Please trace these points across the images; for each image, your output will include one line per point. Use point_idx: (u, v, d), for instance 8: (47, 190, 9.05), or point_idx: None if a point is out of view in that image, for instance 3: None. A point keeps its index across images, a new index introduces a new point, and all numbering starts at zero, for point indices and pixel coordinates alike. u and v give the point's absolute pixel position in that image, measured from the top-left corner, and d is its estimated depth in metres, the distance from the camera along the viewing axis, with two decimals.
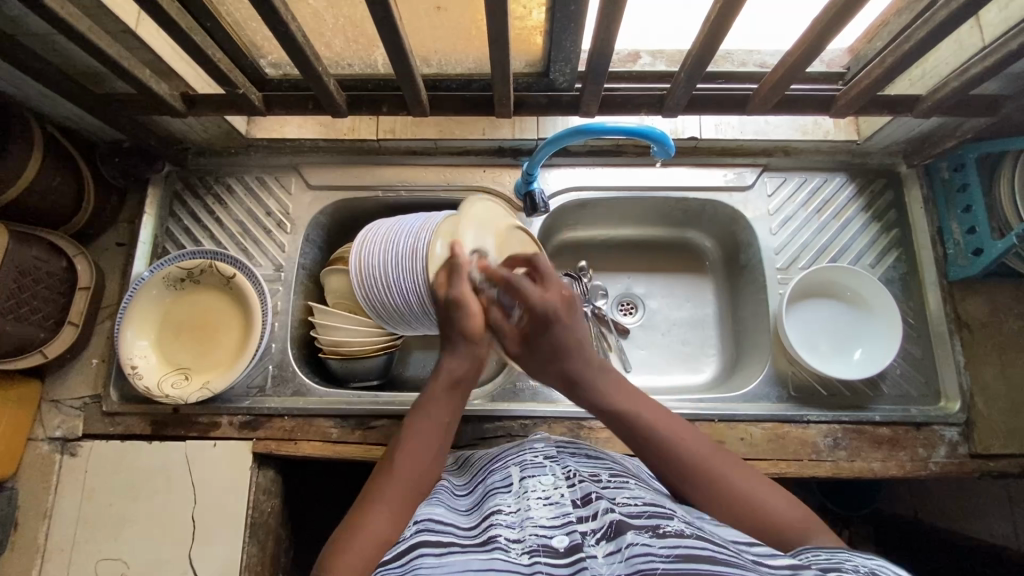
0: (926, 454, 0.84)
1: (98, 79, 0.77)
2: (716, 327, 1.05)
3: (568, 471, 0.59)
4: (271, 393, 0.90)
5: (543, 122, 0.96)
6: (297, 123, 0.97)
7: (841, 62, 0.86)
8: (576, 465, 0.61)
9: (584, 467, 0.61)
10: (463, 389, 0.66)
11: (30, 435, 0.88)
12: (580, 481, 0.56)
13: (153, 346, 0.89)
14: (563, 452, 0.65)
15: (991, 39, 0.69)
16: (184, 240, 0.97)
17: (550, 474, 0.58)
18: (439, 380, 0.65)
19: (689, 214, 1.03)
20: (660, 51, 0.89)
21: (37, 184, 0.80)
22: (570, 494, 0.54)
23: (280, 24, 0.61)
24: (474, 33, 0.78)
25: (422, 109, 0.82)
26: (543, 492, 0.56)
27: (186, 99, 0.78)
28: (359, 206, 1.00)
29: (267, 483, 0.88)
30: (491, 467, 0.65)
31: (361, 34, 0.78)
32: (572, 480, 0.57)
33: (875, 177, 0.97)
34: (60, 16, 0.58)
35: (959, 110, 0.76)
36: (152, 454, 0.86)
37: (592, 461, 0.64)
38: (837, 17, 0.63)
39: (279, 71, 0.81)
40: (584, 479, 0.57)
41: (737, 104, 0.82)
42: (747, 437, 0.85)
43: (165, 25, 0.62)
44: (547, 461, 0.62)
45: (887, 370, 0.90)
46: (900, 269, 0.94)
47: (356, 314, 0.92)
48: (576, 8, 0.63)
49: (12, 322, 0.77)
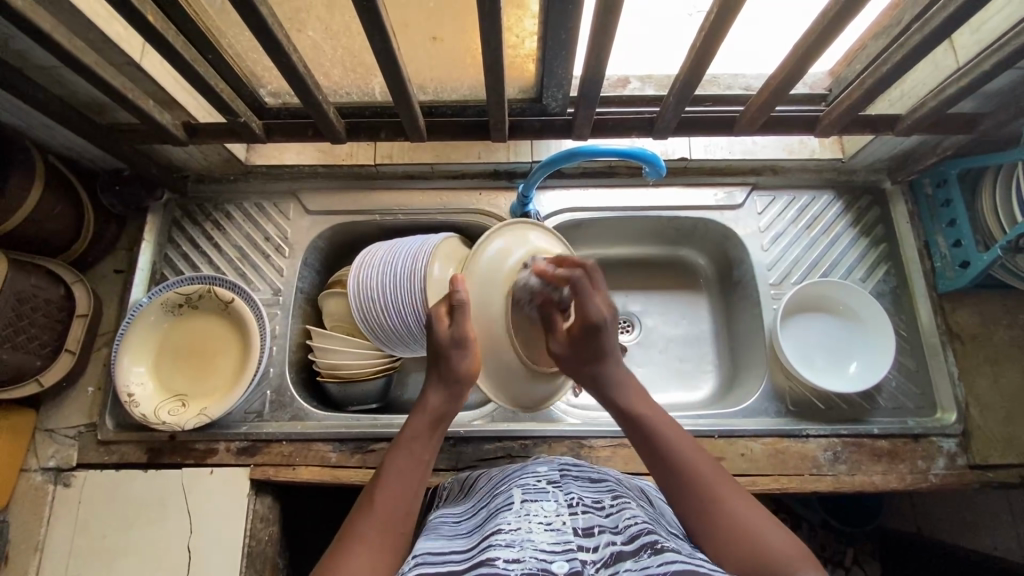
0: (926, 466, 0.85)
1: (102, 110, 0.78)
2: (712, 344, 1.05)
3: (570, 497, 0.58)
4: (269, 418, 0.89)
5: (537, 145, 0.99)
6: (296, 149, 0.99)
7: (824, 84, 0.89)
8: (579, 491, 0.59)
9: (587, 492, 0.59)
10: (439, 422, 0.65)
11: (23, 466, 0.86)
12: (582, 509, 0.55)
13: (150, 372, 0.88)
14: (566, 477, 0.63)
15: (966, 59, 0.72)
16: (182, 266, 0.97)
17: (553, 500, 0.57)
18: (420, 416, 0.65)
19: (681, 233, 1.05)
20: (649, 77, 0.90)
21: (37, 212, 0.81)
22: (572, 521, 0.54)
23: (282, 55, 0.63)
24: (469, 62, 0.81)
25: (420, 133, 0.84)
26: (545, 518, 0.54)
27: (188, 128, 0.80)
28: (356, 230, 1.01)
29: (264, 510, 0.87)
30: (494, 494, 0.63)
31: (359, 64, 0.81)
32: (575, 508, 0.56)
33: (862, 194, 0.99)
34: (68, 50, 0.60)
35: (937, 128, 0.79)
36: (147, 482, 0.85)
37: (595, 485, 0.62)
38: (817, 43, 0.66)
39: (279, 100, 0.83)
40: (587, 507, 0.56)
41: (725, 125, 0.85)
42: (747, 453, 0.85)
43: (172, 57, 0.64)
44: (551, 486, 0.60)
45: (883, 383, 0.91)
46: (891, 282, 0.95)
47: (354, 337, 0.93)
48: (568, 35, 0.66)
49: (9, 350, 0.78)
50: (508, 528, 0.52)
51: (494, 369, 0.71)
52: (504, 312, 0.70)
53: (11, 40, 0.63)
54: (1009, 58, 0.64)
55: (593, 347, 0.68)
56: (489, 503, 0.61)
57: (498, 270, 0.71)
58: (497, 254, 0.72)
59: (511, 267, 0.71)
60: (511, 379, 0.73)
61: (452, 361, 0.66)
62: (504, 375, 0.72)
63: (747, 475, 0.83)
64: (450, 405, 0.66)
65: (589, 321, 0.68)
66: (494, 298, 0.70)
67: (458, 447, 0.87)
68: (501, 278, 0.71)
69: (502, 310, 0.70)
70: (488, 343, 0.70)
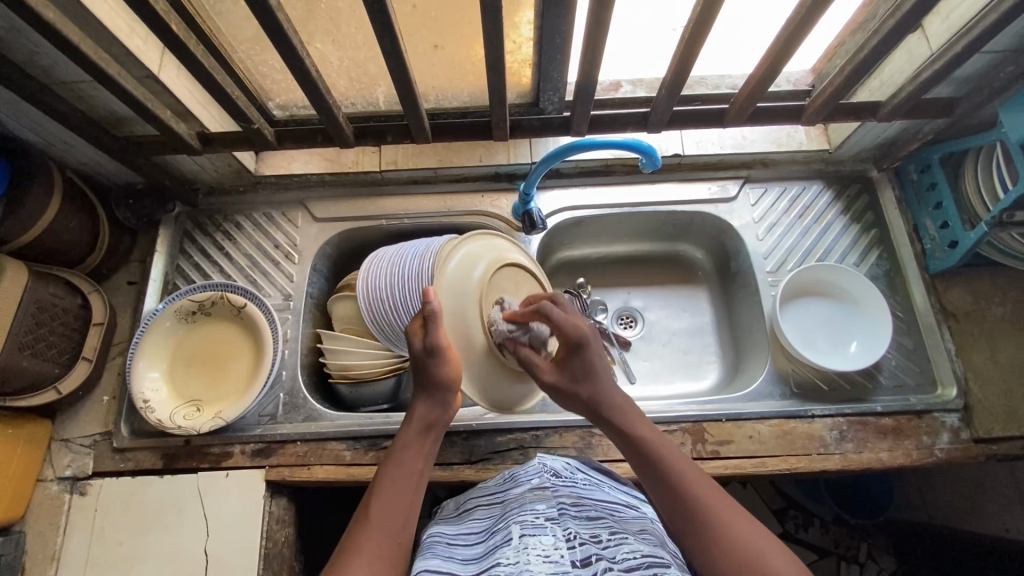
0: (931, 442, 0.86)
1: (120, 123, 0.82)
2: (715, 334, 1.08)
3: (568, 532, 0.58)
4: (283, 420, 0.90)
5: (536, 146, 1.02)
6: (303, 159, 1.03)
7: (806, 81, 0.93)
8: (577, 526, 0.59)
9: (585, 527, 0.59)
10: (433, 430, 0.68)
11: (39, 476, 0.87)
12: (580, 542, 0.55)
13: (166, 379, 0.90)
14: (564, 512, 0.62)
15: (937, 46, 0.77)
16: (194, 275, 1.00)
17: (550, 534, 0.57)
18: (411, 426, 0.68)
19: (679, 228, 1.08)
20: (639, 80, 0.97)
21: (55, 224, 0.84)
22: (570, 554, 0.54)
23: (296, 59, 0.67)
24: (469, 67, 0.86)
25: (424, 136, 0.87)
26: (543, 550, 0.55)
27: (202, 138, 0.84)
28: (363, 235, 1.04)
29: (280, 512, 0.87)
30: (492, 528, 0.64)
31: (364, 73, 0.85)
32: (572, 542, 0.56)
33: (850, 183, 1.03)
34: (95, 61, 0.63)
35: (917, 113, 0.83)
36: (164, 487, 0.86)
37: (594, 520, 0.61)
38: (796, 35, 0.70)
39: (286, 112, 0.88)
40: (585, 541, 0.56)
41: (716, 118, 0.89)
42: (755, 434, 0.87)
43: (192, 67, 0.68)
44: (549, 521, 0.60)
45: (882, 361, 0.93)
46: (883, 265, 0.99)
47: (364, 338, 0.95)
48: (562, 39, 0.70)
49: (29, 357, 0.79)
50: (507, 561, 0.53)
51: (479, 374, 0.73)
52: (480, 313, 0.73)
53: (38, 55, 0.67)
54: (977, 41, 0.69)
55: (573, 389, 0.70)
56: (487, 536, 0.62)
57: (464, 280, 0.74)
58: (464, 265, 0.75)
59: (481, 273, 0.75)
60: (494, 377, 0.75)
61: (432, 372, 0.67)
62: (486, 376, 0.74)
63: (756, 456, 0.85)
64: (443, 414, 0.70)
65: (569, 342, 0.70)
66: (467, 302, 0.73)
67: (471, 440, 0.88)
68: (471, 287, 0.74)
69: (476, 311, 0.73)
70: (465, 350, 0.72)
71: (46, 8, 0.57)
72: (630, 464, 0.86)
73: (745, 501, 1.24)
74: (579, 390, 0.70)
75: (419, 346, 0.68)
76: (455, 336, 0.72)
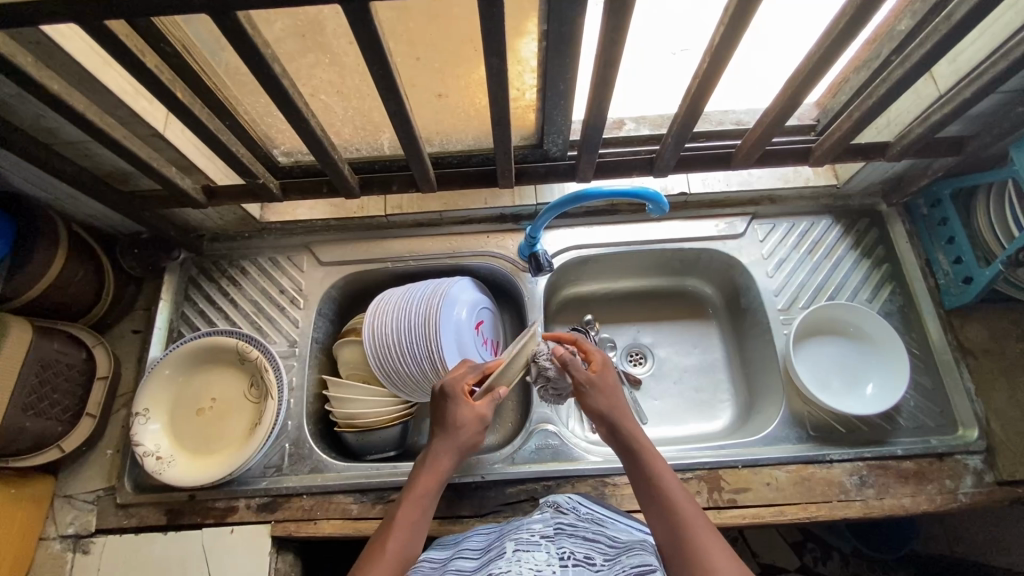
0: (954, 486, 0.84)
1: (126, 178, 0.82)
2: (726, 371, 1.06)
3: (562, 550, 0.58)
4: (289, 472, 0.89)
5: (541, 188, 1.02)
6: (308, 205, 1.03)
7: (812, 116, 0.92)
8: (571, 546, 0.60)
9: (580, 548, 0.60)
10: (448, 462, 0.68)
11: (42, 534, 0.86)
12: (573, 562, 0.56)
13: (171, 449, 0.87)
14: (560, 532, 0.63)
15: (946, 87, 0.76)
16: (199, 322, 0.99)
17: (545, 550, 0.58)
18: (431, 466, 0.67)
19: (686, 264, 1.07)
20: (643, 117, 0.96)
21: (60, 280, 0.84)
22: (564, 570, 0.54)
23: (302, 120, 0.67)
24: (474, 114, 0.85)
25: (431, 185, 0.87)
26: (536, 564, 0.55)
27: (207, 191, 0.84)
28: (369, 278, 1.04)
29: (287, 568, 0.85)
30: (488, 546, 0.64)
31: (369, 122, 0.85)
32: (566, 560, 0.56)
33: (859, 217, 1.02)
34: (101, 128, 0.64)
35: (926, 152, 0.82)
36: (167, 545, 0.84)
37: (589, 543, 0.62)
38: (807, 79, 0.69)
39: (291, 159, 0.88)
40: (579, 562, 0.56)
41: (722, 159, 0.89)
42: (773, 481, 0.85)
43: (198, 129, 0.68)
44: (544, 539, 0.61)
45: (901, 402, 0.91)
46: (897, 301, 0.97)
47: (371, 385, 0.93)
48: (565, 86, 0.70)
49: (32, 417, 0.79)
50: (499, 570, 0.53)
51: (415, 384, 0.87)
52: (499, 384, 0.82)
53: (43, 119, 0.68)
54: (985, 87, 0.68)
55: (607, 385, 0.73)
56: (482, 552, 0.62)
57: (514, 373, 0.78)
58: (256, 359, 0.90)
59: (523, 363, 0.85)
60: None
61: (450, 410, 0.71)
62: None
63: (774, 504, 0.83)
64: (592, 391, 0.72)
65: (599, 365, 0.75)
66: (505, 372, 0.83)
67: (481, 491, 0.86)
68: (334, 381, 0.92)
69: (273, 400, 0.87)
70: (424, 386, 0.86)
71: (51, 80, 0.57)
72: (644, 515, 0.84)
73: (760, 536, 1.20)
74: (607, 398, 0.71)
75: (462, 384, 0.73)
76: (445, 366, 0.88)
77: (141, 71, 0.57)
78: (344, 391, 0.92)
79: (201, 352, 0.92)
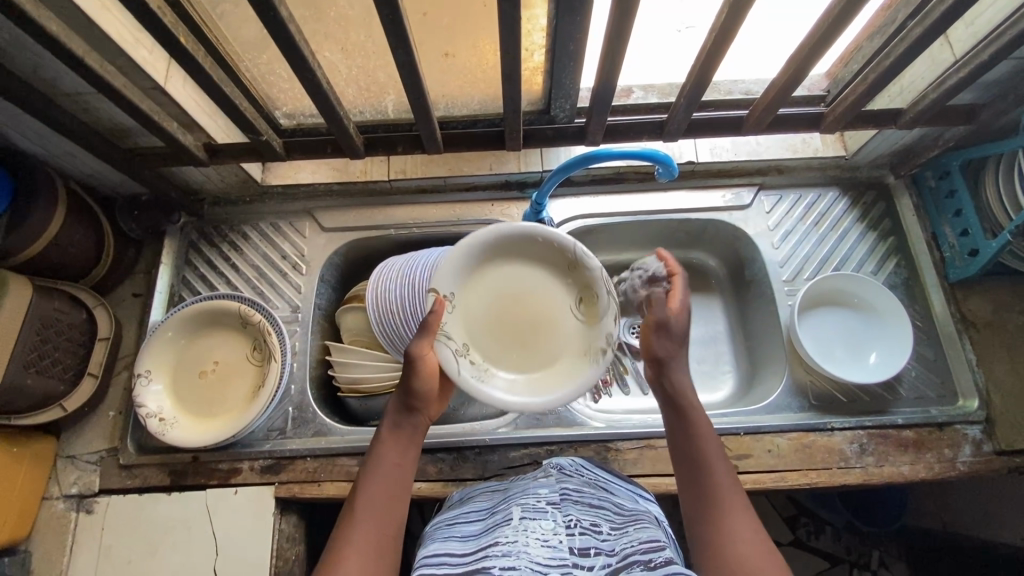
0: (952, 455, 0.85)
1: (125, 134, 0.81)
2: (728, 343, 1.06)
3: (569, 517, 0.55)
4: (292, 435, 0.89)
5: (547, 154, 1.01)
6: (310, 169, 1.01)
7: (822, 86, 0.91)
8: (578, 512, 0.57)
9: (586, 515, 0.57)
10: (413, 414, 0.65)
11: (45, 494, 0.86)
12: (580, 530, 0.53)
13: (176, 410, 0.87)
14: (567, 498, 0.60)
15: (962, 52, 0.75)
16: (200, 287, 0.98)
17: (551, 519, 0.55)
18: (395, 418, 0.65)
19: (691, 235, 1.07)
20: (651, 86, 0.94)
21: (60, 238, 0.82)
22: (569, 540, 0.51)
23: (308, 72, 0.65)
24: (482, 75, 0.84)
25: (437, 146, 0.85)
26: (542, 534, 0.52)
27: (209, 149, 0.82)
28: (371, 245, 1.03)
29: (290, 529, 0.86)
30: (493, 510, 0.61)
31: (373, 82, 0.83)
32: (573, 528, 0.53)
33: (866, 189, 1.02)
34: (101, 75, 0.62)
35: (939, 120, 0.81)
36: (171, 504, 0.84)
37: (595, 509, 0.59)
38: (819, 42, 0.68)
39: (293, 121, 0.86)
40: (586, 529, 0.54)
41: (732, 126, 0.87)
42: (774, 448, 0.85)
43: (201, 80, 0.66)
44: (550, 506, 0.57)
45: (903, 373, 0.92)
46: (901, 274, 0.97)
47: (375, 350, 0.93)
48: (576, 46, 0.68)
49: (33, 375, 0.78)
50: (504, 541, 0.51)
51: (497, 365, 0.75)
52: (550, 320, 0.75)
53: (41, 68, 0.66)
54: (1002, 50, 0.67)
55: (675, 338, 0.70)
56: (487, 516, 0.59)
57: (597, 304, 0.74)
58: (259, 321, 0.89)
59: (531, 271, 0.76)
60: (479, 343, 0.75)
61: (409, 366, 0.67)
62: (522, 371, 0.76)
63: (775, 471, 0.83)
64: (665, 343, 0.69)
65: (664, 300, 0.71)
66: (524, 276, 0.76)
67: (484, 456, 0.86)
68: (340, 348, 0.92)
69: (277, 363, 0.86)
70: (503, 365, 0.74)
71: (51, 21, 0.55)
72: (646, 480, 0.84)
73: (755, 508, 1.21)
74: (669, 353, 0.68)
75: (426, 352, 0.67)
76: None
77: (144, 14, 0.56)
78: (349, 357, 0.92)
79: (201, 313, 0.90)
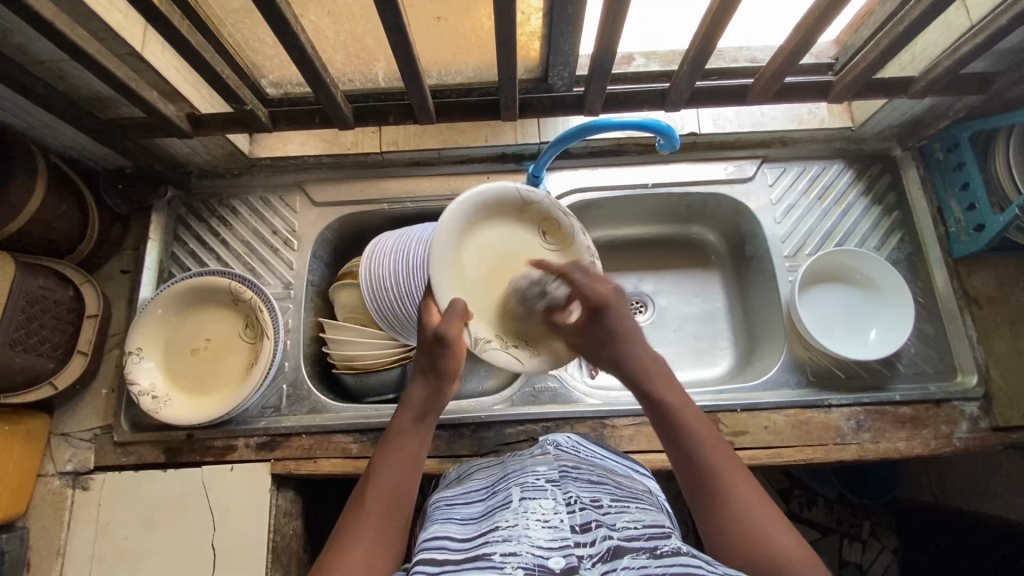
0: (949, 431, 0.85)
1: (104, 104, 0.77)
2: (727, 319, 1.05)
3: (569, 495, 0.54)
4: (287, 412, 0.88)
5: (544, 125, 0.98)
6: (299, 140, 0.98)
7: (829, 53, 0.87)
8: (578, 490, 0.55)
9: (586, 492, 0.56)
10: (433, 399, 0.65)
11: (40, 471, 0.86)
12: (581, 506, 0.52)
13: (168, 386, 0.86)
14: (566, 476, 0.59)
15: (978, 17, 0.72)
16: (190, 263, 0.96)
17: (551, 497, 0.53)
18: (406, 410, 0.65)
19: (691, 210, 1.04)
20: (652, 53, 0.90)
21: (42, 213, 0.80)
22: (570, 519, 0.50)
23: (292, 37, 0.62)
24: (475, 42, 0.80)
25: (429, 116, 0.82)
26: (543, 516, 0.51)
27: (192, 120, 0.79)
28: (365, 220, 1.00)
29: (287, 505, 0.86)
30: (492, 491, 0.59)
31: (362, 48, 0.79)
32: (573, 506, 0.52)
33: (872, 162, 0.99)
34: (72, 40, 0.59)
35: (950, 89, 0.78)
36: (167, 482, 0.84)
37: (595, 485, 0.58)
38: (831, 5, 0.64)
39: (281, 90, 0.83)
40: (586, 504, 0.52)
41: (737, 94, 0.84)
42: (771, 425, 0.85)
43: (178, 45, 0.63)
44: (550, 484, 0.56)
45: (902, 350, 0.91)
46: (905, 250, 0.95)
47: (369, 327, 0.91)
48: (574, 10, 0.64)
49: (21, 353, 0.77)
50: (505, 525, 0.49)
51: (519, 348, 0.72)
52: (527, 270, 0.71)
53: (9, 34, 0.62)
54: None
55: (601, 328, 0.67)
56: (486, 498, 0.58)
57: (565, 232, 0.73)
58: (252, 299, 0.87)
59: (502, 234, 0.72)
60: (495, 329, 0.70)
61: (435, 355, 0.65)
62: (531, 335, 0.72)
63: (770, 447, 0.83)
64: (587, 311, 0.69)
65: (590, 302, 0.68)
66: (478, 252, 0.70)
67: (480, 432, 0.86)
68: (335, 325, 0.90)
69: (270, 343, 0.85)
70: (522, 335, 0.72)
71: None
72: (642, 456, 0.84)
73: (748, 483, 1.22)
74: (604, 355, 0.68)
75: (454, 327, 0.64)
76: None
77: None
78: (343, 334, 0.90)
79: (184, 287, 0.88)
